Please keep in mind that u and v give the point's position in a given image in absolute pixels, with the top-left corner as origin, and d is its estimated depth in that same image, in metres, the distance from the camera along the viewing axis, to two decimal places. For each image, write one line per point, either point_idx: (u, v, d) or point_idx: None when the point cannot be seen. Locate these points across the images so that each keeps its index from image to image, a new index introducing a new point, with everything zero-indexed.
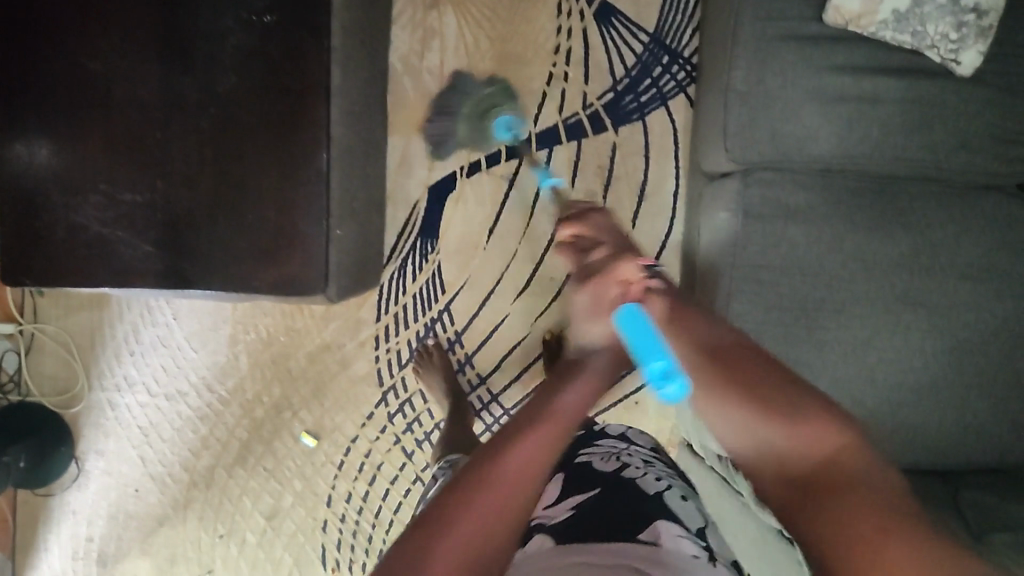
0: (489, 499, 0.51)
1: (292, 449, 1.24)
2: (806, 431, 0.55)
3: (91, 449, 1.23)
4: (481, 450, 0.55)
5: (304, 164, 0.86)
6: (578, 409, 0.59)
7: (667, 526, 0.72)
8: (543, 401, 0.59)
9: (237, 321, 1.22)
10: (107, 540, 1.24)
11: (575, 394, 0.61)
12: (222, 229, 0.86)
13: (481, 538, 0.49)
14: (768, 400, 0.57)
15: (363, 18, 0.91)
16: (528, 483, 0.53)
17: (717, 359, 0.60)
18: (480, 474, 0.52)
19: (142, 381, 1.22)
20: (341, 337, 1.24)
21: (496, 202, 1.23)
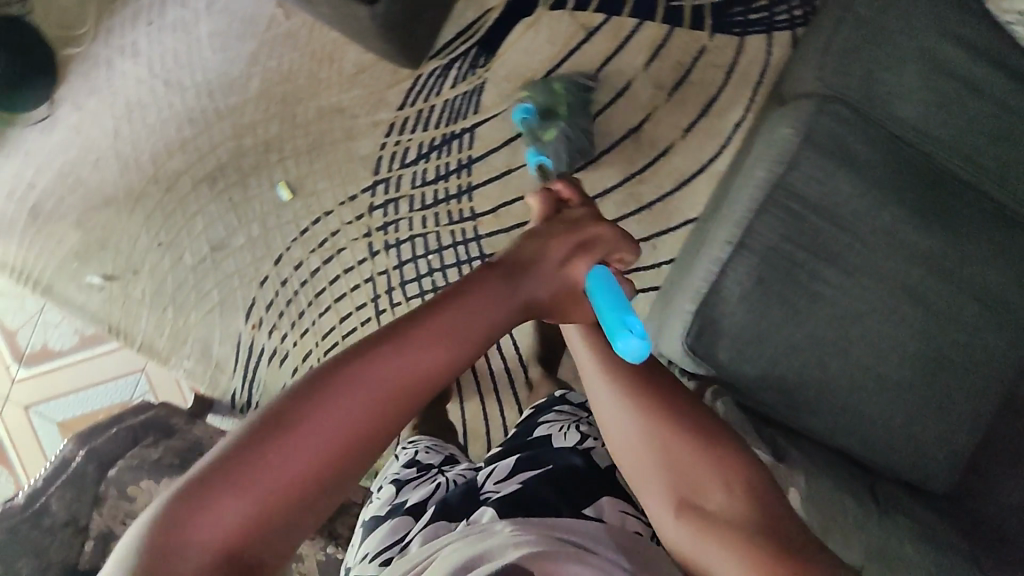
0: (322, 441, 0.51)
1: (265, 193, 1.20)
2: (711, 464, 0.61)
3: (70, 97, 1.19)
4: (315, 387, 0.52)
5: None
6: (424, 364, 0.56)
7: (613, 502, 0.67)
8: (363, 364, 0.53)
9: (264, 42, 1.18)
10: (49, 194, 1.20)
11: (460, 329, 0.58)
12: None
13: (351, 427, 0.52)
14: (675, 443, 0.63)
15: None
16: (350, 449, 0.52)
17: (645, 384, 0.66)
18: (310, 411, 0.51)
19: (147, 55, 1.18)
20: (358, 107, 1.19)
21: (567, 47, 1.19)
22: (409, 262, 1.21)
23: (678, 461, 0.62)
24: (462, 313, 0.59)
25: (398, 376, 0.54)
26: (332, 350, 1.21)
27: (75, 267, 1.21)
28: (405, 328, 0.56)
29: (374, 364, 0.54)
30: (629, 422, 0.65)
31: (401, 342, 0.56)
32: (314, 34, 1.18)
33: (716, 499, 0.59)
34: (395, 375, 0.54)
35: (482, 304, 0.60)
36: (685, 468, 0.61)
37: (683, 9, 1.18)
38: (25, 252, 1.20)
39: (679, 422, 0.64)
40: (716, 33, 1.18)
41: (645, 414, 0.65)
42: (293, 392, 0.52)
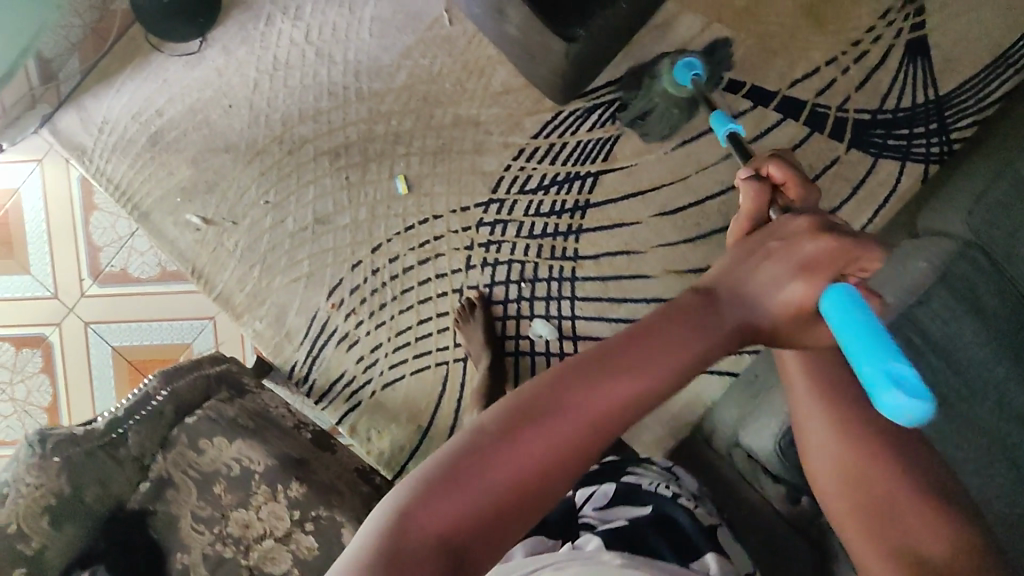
0: (494, 485, 0.49)
1: (382, 182, 1.20)
2: (917, 524, 0.61)
3: (221, 41, 1.20)
4: (479, 453, 0.49)
5: None
6: (611, 412, 0.51)
7: (716, 561, 0.71)
8: (533, 428, 0.50)
9: (422, 40, 1.20)
10: (173, 125, 1.21)
11: (648, 369, 0.52)
12: None
13: (530, 474, 0.50)
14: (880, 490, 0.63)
15: None
16: (529, 492, 0.50)
17: (875, 429, 0.64)
18: (489, 457, 0.49)
19: (307, 21, 1.20)
20: (494, 124, 1.20)
21: (708, 123, 1.20)
22: (501, 284, 1.21)
23: (864, 473, 0.64)
24: (649, 367, 0.52)
25: (589, 424, 0.51)
26: (402, 348, 1.20)
27: (178, 203, 1.21)
28: (590, 375, 0.51)
29: (560, 410, 0.50)
30: (838, 453, 0.65)
31: (590, 390, 0.50)
32: (472, 45, 1.19)
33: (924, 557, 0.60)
34: (584, 422, 0.50)
35: (669, 351, 0.52)
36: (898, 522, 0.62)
37: (827, 117, 1.19)
38: (133, 173, 1.20)
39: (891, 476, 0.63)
40: (852, 147, 1.19)
41: (845, 441, 0.64)
42: (473, 439, 0.50)
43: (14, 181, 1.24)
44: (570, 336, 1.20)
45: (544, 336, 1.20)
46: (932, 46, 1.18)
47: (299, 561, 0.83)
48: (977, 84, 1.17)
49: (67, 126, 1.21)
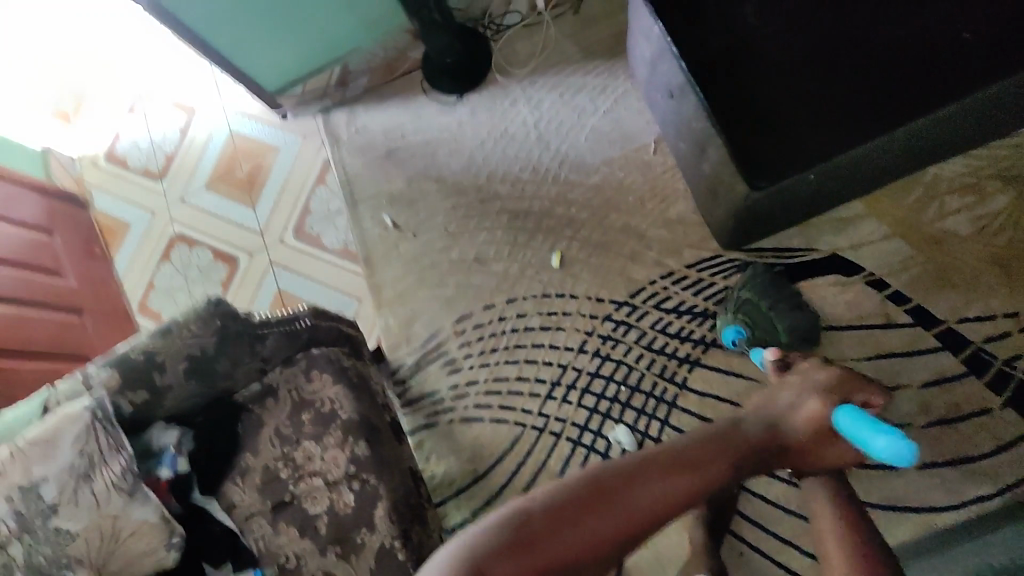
0: (563, 540, 0.62)
1: (542, 251, 1.35)
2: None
3: (472, 103, 1.48)
4: (581, 502, 0.65)
5: (857, 134, 0.94)
6: (665, 501, 0.70)
7: None
8: (597, 494, 0.66)
9: (625, 158, 1.38)
10: (407, 147, 1.48)
11: (684, 471, 0.72)
12: (755, 87, 1.00)
13: (594, 539, 0.64)
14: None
15: (990, 109, 0.98)
16: (587, 560, 0.64)
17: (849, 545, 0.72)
18: (566, 521, 0.63)
19: (542, 113, 1.44)
20: (656, 244, 1.32)
21: (862, 319, 1.20)
22: (603, 377, 1.26)
23: None
24: (673, 478, 0.71)
25: (641, 509, 0.68)
26: (492, 394, 1.28)
27: (380, 203, 1.45)
28: (633, 477, 0.69)
29: (615, 496, 0.67)
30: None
31: (634, 478, 0.69)
32: (664, 176, 1.35)
33: None
34: (646, 503, 0.69)
35: (686, 475, 0.72)
36: None
37: (989, 365, 1.15)
38: (362, 170, 1.48)
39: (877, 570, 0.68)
40: (1010, 406, 1.12)
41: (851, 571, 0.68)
42: (538, 507, 0.63)
43: (279, 142, 1.56)
44: None
45: (621, 444, 1.21)
46: None
47: (333, 510, 0.91)
48: None
49: (336, 121, 1.53)
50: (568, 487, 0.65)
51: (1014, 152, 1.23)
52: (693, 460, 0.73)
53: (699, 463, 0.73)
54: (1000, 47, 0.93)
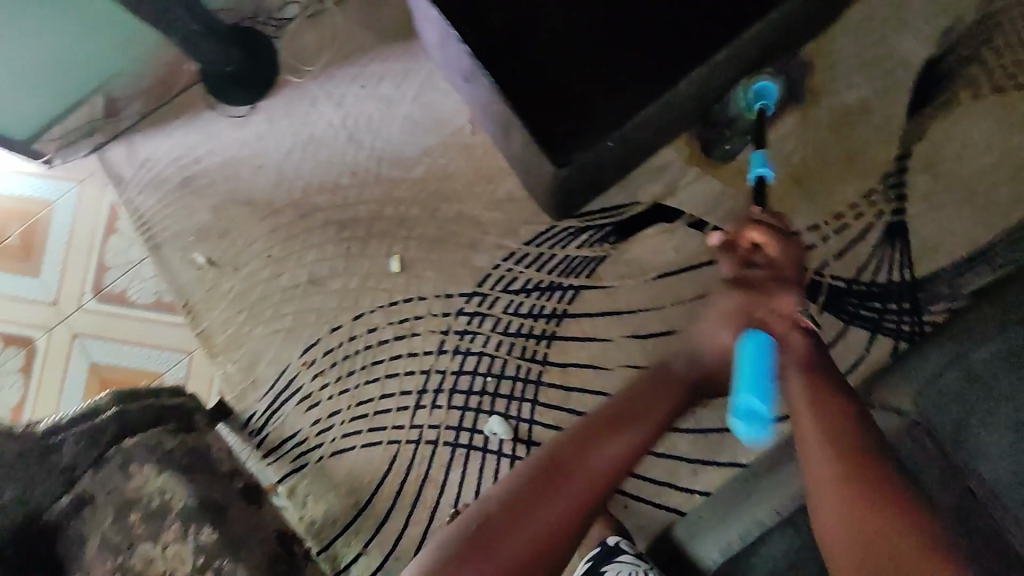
0: (527, 527, 0.70)
1: (377, 258, 1.28)
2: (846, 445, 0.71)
3: (267, 111, 1.34)
4: (535, 488, 0.73)
5: (642, 95, 0.96)
6: (622, 453, 0.81)
7: None
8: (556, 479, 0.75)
9: (443, 143, 1.31)
10: (205, 174, 1.32)
11: (630, 423, 0.84)
12: (545, 58, 0.96)
13: (554, 519, 0.72)
14: (844, 448, 0.71)
15: (760, 46, 1.03)
16: (556, 540, 0.71)
17: (820, 408, 0.76)
18: (524, 511, 0.71)
19: (348, 109, 1.33)
20: (491, 227, 1.29)
21: (690, 262, 1.27)
22: (468, 373, 1.24)
23: (867, 515, 0.65)
24: (621, 434, 0.82)
25: (598, 470, 0.78)
26: (359, 419, 1.22)
27: (189, 242, 1.30)
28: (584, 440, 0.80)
29: (569, 470, 0.76)
30: (822, 454, 0.72)
31: (590, 444, 0.80)
32: (486, 156, 1.31)
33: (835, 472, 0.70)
34: (604, 464, 0.79)
35: (634, 424, 0.84)
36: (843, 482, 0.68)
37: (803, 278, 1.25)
38: (159, 209, 1.31)
39: (851, 438, 0.72)
40: (825, 310, 1.24)
41: (829, 447, 0.72)
42: (490, 502, 0.72)
43: (51, 194, 1.34)
44: (523, 438, 1.21)
45: (497, 435, 1.21)
46: (909, 230, 1.26)
47: None
48: (950, 276, 1.23)
49: (115, 158, 1.34)
50: (522, 474, 0.75)
51: (793, 75, 1.32)
52: (635, 409, 0.86)
53: (642, 412, 0.86)
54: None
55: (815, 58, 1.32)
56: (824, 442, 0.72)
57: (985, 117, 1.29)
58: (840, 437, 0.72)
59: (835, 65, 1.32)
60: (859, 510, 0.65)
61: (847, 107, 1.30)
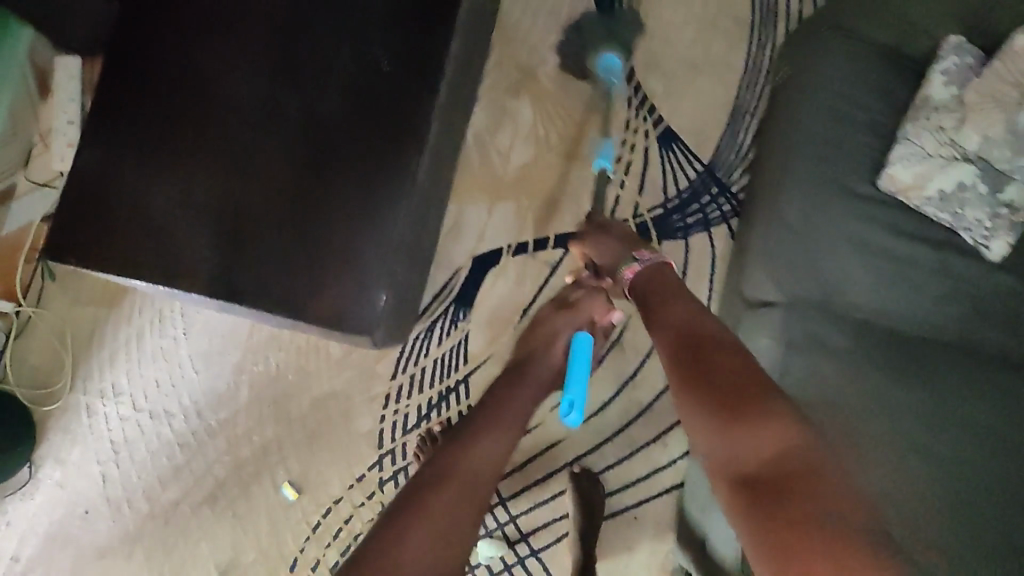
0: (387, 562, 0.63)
1: (270, 499, 1.15)
2: (697, 335, 0.75)
3: (49, 454, 1.12)
4: (410, 518, 0.67)
5: (383, 206, 0.86)
6: (497, 452, 0.78)
7: None
8: (484, 420, 0.82)
9: (247, 350, 1.17)
10: (36, 563, 1.11)
11: (505, 423, 0.83)
12: (281, 248, 0.85)
13: (423, 560, 0.64)
14: (690, 341, 0.75)
15: (461, 92, 0.97)
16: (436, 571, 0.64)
17: (674, 325, 0.78)
18: (386, 546, 0.64)
19: (130, 393, 1.14)
20: (351, 389, 1.18)
21: (537, 284, 1.23)
22: None
23: (706, 380, 0.69)
24: (490, 436, 0.79)
25: (477, 470, 0.75)
26: None
27: None
28: (441, 473, 0.73)
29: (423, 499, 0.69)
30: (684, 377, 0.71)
31: (465, 455, 0.76)
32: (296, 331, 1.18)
33: (705, 367, 0.71)
34: (486, 453, 0.77)
35: (510, 402, 0.86)
36: (700, 367, 0.71)
37: (628, 228, 1.28)
38: None
39: (698, 338, 0.75)
40: (663, 241, 1.28)
41: (672, 340, 0.77)
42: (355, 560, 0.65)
43: None
44: (519, 538, 1.22)
45: (494, 554, 1.21)
46: (678, 130, 1.31)
47: None
48: (730, 142, 1.31)
49: None
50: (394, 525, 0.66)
51: (501, 65, 1.29)
52: (513, 376, 0.92)
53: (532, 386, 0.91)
54: (420, 52, 0.88)
55: (507, 38, 1.30)
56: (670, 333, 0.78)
57: None
58: (678, 326, 0.78)
59: (526, 34, 1.30)
60: (694, 383, 0.70)
61: (563, 60, 1.29)
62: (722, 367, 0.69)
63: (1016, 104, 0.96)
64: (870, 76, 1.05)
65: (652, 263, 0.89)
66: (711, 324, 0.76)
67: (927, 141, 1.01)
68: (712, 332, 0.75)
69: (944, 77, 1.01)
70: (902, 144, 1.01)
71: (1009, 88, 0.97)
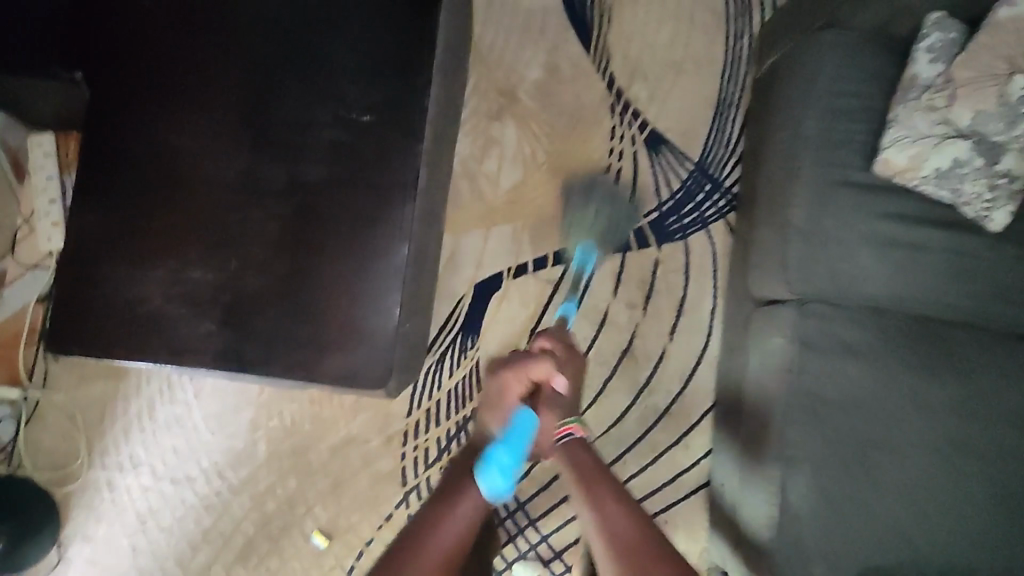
0: None
1: (301, 550, 1.14)
2: (622, 513, 0.78)
3: (75, 533, 1.12)
4: None
5: (382, 257, 0.86)
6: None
7: None
8: (462, 481, 0.82)
9: (261, 406, 1.16)
10: None
11: (424, 554, 0.76)
12: (285, 314, 0.85)
13: None
14: (625, 532, 0.76)
15: (447, 130, 0.97)
16: None
17: (606, 533, 0.77)
18: None
19: (149, 462, 1.13)
20: (369, 432, 1.17)
21: (541, 302, 1.23)
22: None
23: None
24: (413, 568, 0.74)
25: None
26: None
27: None
28: None
29: None
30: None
31: None
32: None
33: (628, 550, 0.75)
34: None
35: (444, 521, 0.78)
36: (639, 571, 0.73)
37: (626, 236, 1.28)
38: None
39: (628, 521, 0.78)
40: (662, 245, 1.28)
41: (603, 522, 0.78)
42: None
43: None
44: (553, 557, 1.19)
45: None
46: (664, 133, 1.30)
47: None
48: (719, 137, 1.30)
49: None
50: None
51: (479, 89, 1.27)
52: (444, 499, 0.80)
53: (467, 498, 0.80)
54: (400, 102, 0.88)
55: (483, 61, 1.28)
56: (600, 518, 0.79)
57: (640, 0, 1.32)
58: (613, 517, 0.78)
59: (502, 54, 1.28)
60: (628, 561, 0.74)
61: (541, 77, 1.28)
62: (644, 549, 0.75)
63: (1005, 77, 0.95)
64: (859, 57, 1.03)
65: (578, 436, 0.88)
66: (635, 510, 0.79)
67: (920, 121, 0.99)
68: (641, 538, 0.76)
69: (929, 55, 1.00)
70: (895, 126, 0.99)
71: (999, 61, 0.95)
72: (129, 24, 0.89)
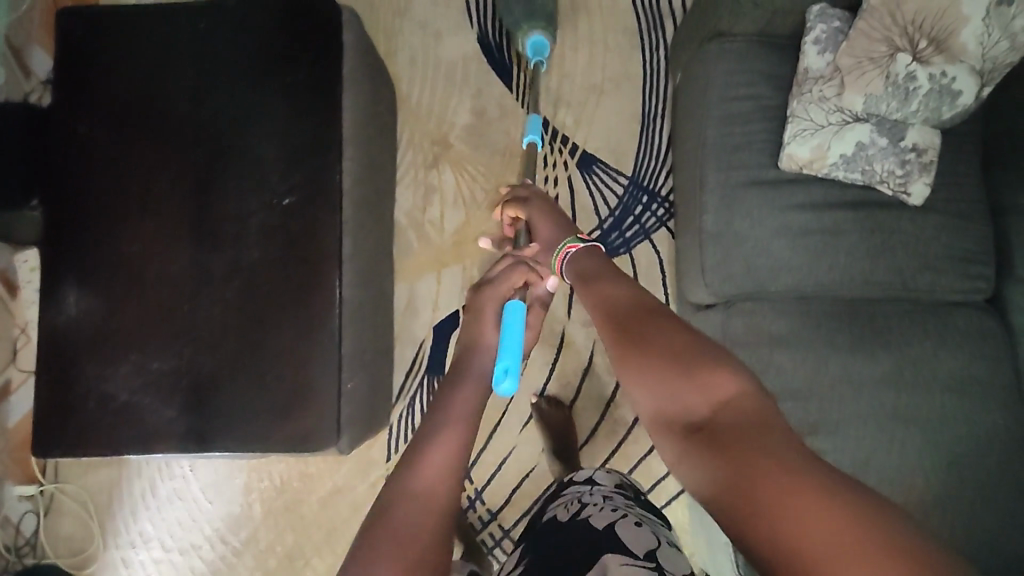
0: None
1: None
2: (619, 296, 0.65)
3: None
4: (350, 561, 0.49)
5: (319, 325, 0.93)
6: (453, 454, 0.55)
7: (614, 558, 0.68)
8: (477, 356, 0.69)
9: (250, 470, 1.25)
10: None
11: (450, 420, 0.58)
12: (239, 390, 0.92)
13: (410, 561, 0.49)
14: (633, 310, 0.62)
15: (370, 194, 1.04)
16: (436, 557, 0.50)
17: (606, 316, 0.64)
18: None
19: (157, 536, 1.23)
20: (353, 480, 1.24)
21: None
22: None
23: (663, 350, 0.57)
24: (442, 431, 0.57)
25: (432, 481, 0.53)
26: None
27: None
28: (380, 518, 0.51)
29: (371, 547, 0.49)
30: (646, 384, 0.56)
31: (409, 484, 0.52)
32: None
33: (633, 314, 0.62)
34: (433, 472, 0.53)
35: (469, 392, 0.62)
36: (674, 366, 0.55)
37: None
38: None
39: (632, 306, 0.63)
40: (608, 260, 1.32)
41: (601, 303, 0.66)
42: None
43: None
44: None
45: None
46: (595, 152, 1.34)
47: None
48: (648, 149, 1.34)
49: None
50: None
51: (413, 142, 1.34)
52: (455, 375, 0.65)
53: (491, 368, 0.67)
54: (316, 179, 0.95)
55: (412, 113, 1.34)
56: (595, 301, 0.67)
57: (554, 28, 1.36)
58: (616, 301, 0.64)
59: (429, 103, 1.35)
60: (639, 342, 0.59)
61: (470, 121, 1.34)
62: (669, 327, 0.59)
63: (888, 57, 0.97)
64: (748, 61, 1.07)
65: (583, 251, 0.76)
66: (641, 295, 0.64)
67: (816, 113, 1.02)
68: (655, 308, 0.62)
69: (817, 46, 1.02)
70: (793, 122, 1.02)
71: (878, 44, 0.97)
72: (68, 147, 0.97)
